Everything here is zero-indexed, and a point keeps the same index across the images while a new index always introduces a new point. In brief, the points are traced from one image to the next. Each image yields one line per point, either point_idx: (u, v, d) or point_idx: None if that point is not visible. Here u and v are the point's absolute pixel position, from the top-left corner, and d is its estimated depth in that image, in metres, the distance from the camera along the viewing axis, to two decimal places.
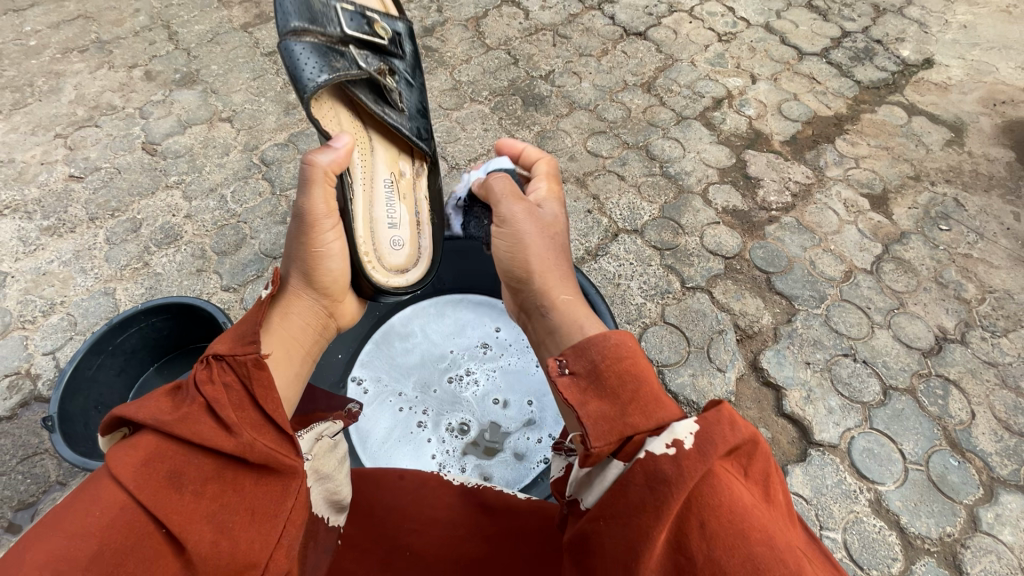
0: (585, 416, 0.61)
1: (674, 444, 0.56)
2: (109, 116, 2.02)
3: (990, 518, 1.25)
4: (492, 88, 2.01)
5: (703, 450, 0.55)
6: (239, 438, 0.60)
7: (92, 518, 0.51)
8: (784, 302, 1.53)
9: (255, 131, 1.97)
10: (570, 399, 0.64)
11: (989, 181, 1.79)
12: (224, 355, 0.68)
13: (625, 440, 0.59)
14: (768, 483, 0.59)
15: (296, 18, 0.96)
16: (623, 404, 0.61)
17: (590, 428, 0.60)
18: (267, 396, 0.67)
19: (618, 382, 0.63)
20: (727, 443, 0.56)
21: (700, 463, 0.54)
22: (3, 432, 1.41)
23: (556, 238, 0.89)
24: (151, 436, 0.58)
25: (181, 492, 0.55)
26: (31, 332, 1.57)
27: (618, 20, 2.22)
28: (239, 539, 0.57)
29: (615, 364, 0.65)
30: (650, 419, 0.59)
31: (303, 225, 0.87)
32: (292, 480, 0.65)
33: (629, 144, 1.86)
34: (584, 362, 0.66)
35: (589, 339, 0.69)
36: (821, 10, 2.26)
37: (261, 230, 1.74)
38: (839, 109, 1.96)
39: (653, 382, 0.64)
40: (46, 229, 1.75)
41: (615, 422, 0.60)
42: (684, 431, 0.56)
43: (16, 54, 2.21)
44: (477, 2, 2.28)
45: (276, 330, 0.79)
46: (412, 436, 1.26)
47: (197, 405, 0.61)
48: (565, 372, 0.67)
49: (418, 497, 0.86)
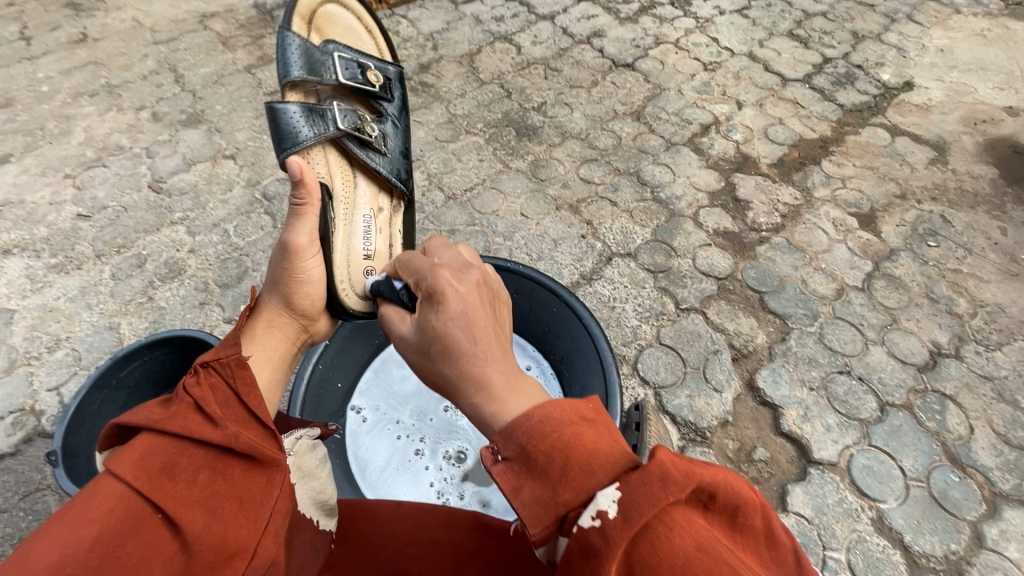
0: (519, 504, 0.50)
1: (598, 514, 0.45)
2: (117, 157, 2.09)
3: (995, 534, 1.24)
4: (487, 120, 2.09)
5: (628, 515, 0.43)
6: (225, 429, 0.59)
7: (87, 510, 0.49)
8: (777, 321, 1.56)
9: (258, 167, 2.03)
10: (503, 488, 0.52)
11: (974, 197, 1.83)
12: (210, 361, 0.68)
13: (560, 519, 0.48)
14: (740, 514, 0.45)
15: (296, 69, 1.00)
16: (556, 483, 0.49)
17: (524, 516, 0.50)
18: (251, 394, 0.67)
19: (547, 460, 0.50)
20: (656, 503, 0.43)
21: (627, 530, 0.43)
22: (7, 469, 1.42)
23: (433, 351, 0.65)
24: (144, 434, 0.56)
25: (176, 478, 0.53)
26: (36, 368, 1.59)
27: (606, 53, 2.31)
28: (231, 525, 0.54)
29: (544, 441, 0.51)
30: (581, 491, 0.48)
31: (285, 253, 0.89)
32: (277, 471, 0.63)
33: (620, 171, 1.91)
34: (515, 447, 0.53)
35: (513, 416, 0.55)
36: (801, 38, 2.35)
37: (263, 262, 1.78)
38: (824, 131, 2.02)
39: (589, 448, 0.50)
40: (53, 267, 1.80)
41: (546, 503, 0.49)
42: (607, 499, 0.45)
43: (28, 100, 2.30)
44: (471, 40, 2.39)
45: (257, 339, 0.82)
46: (410, 463, 1.27)
47: (186, 404, 0.61)
48: (499, 460, 0.53)
49: (418, 523, 0.88)
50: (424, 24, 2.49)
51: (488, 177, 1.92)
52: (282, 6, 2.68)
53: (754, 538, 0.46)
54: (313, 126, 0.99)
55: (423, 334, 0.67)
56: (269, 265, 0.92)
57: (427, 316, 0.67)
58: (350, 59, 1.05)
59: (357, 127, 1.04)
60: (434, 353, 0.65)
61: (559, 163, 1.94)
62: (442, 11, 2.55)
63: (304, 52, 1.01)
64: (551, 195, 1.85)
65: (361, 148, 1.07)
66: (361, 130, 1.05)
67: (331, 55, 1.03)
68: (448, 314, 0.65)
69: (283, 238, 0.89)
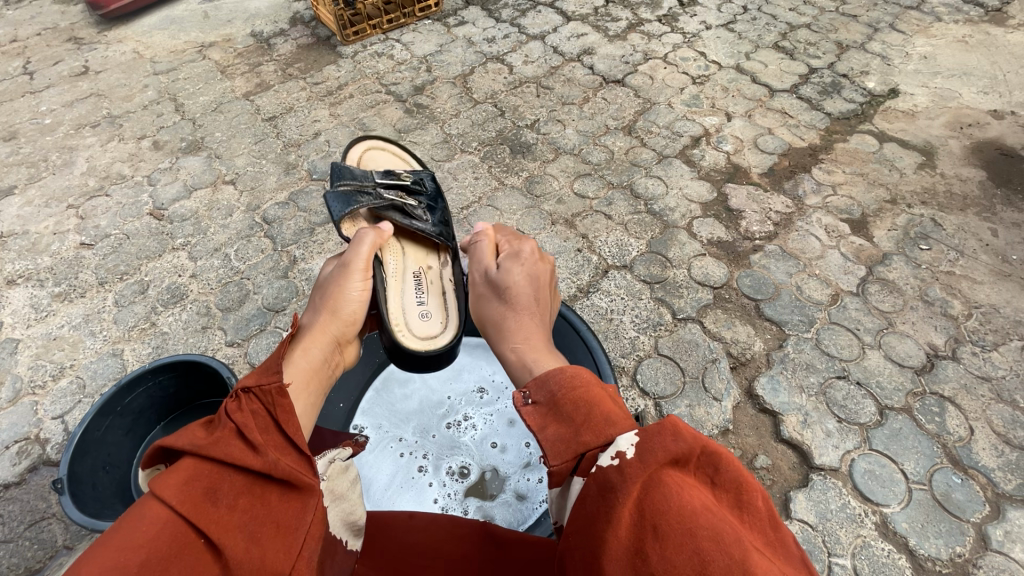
0: (543, 438, 0.66)
1: (617, 455, 0.59)
2: (119, 185, 2.13)
3: (1000, 535, 1.24)
4: (481, 139, 2.13)
5: (644, 458, 0.56)
6: (265, 457, 0.64)
7: (135, 534, 0.53)
8: (773, 328, 1.57)
9: (257, 191, 2.07)
10: (532, 424, 0.69)
11: (964, 200, 1.85)
12: (252, 387, 0.73)
13: (579, 458, 0.62)
14: (742, 492, 0.58)
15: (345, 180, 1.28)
16: (577, 427, 0.64)
17: (547, 449, 0.65)
18: (290, 421, 0.71)
19: (572, 407, 0.67)
20: (668, 451, 0.57)
21: (642, 470, 0.56)
22: (12, 499, 1.42)
23: (507, 297, 0.94)
24: (187, 459, 0.61)
25: (217, 505, 0.58)
26: (41, 397, 1.60)
27: (597, 70, 2.37)
28: (268, 551, 0.58)
29: (570, 393, 0.69)
30: (601, 436, 0.62)
31: (341, 269, 1.06)
32: (311, 496, 0.66)
33: (613, 184, 1.94)
34: (544, 393, 0.71)
35: (548, 373, 0.74)
36: (787, 50, 2.40)
37: (263, 285, 1.80)
38: (813, 140, 2.05)
39: (607, 405, 0.67)
40: (58, 296, 1.82)
41: (567, 442, 0.64)
42: (626, 443, 0.59)
43: (32, 132, 2.36)
44: (464, 62, 2.45)
45: (296, 361, 0.88)
46: (413, 481, 1.27)
47: (228, 431, 0.66)
48: (529, 402, 0.72)
49: (429, 534, 0.90)
50: (418, 47, 2.57)
51: (484, 194, 1.95)
52: (279, 34, 2.75)
53: (757, 516, 0.57)
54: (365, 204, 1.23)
55: (504, 282, 0.96)
56: (325, 287, 1.05)
57: (510, 271, 0.98)
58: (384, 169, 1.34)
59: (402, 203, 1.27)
60: (509, 300, 0.93)
61: (554, 179, 1.97)
62: (435, 34, 2.63)
63: (354, 168, 1.32)
64: (547, 210, 1.88)
65: (402, 215, 1.28)
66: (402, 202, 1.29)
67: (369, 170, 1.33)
68: (516, 273, 0.97)
69: (344, 260, 1.09)
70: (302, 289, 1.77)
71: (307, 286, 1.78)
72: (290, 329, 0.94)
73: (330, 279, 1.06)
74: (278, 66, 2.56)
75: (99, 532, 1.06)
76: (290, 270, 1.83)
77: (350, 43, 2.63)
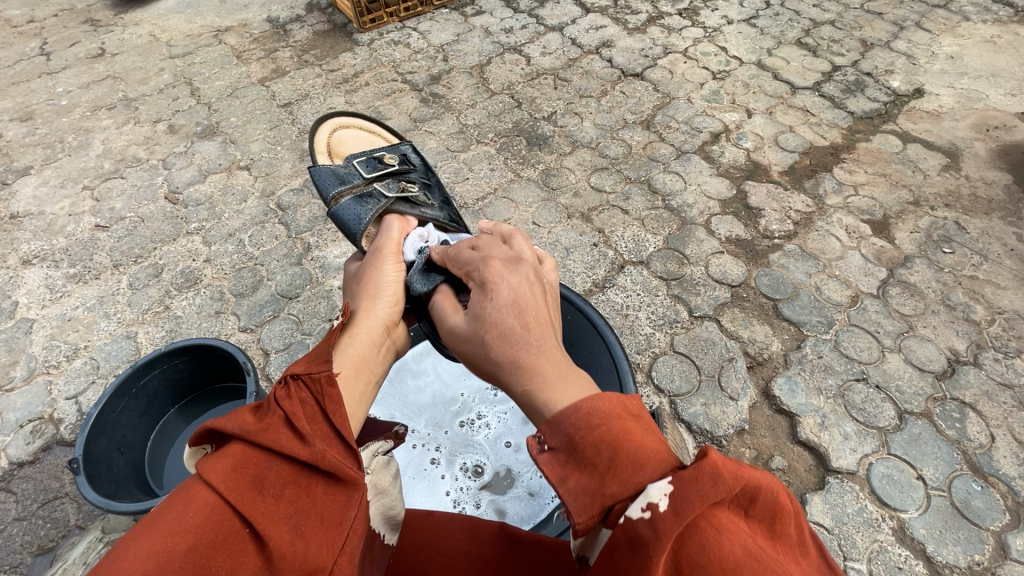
0: (564, 492, 0.57)
1: (648, 507, 0.51)
2: (135, 168, 2.13)
3: (1020, 545, 1.22)
4: (498, 130, 2.11)
5: (679, 509, 0.50)
6: (312, 446, 0.63)
7: (184, 518, 0.53)
8: (792, 328, 1.55)
9: (272, 177, 2.06)
10: (550, 476, 0.59)
11: (988, 204, 1.81)
12: (300, 374, 0.72)
13: (607, 510, 0.55)
14: (779, 519, 0.53)
15: (330, 185, 1.17)
16: (601, 475, 0.55)
17: (569, 503, 0.57)
18: (337, 411, 0.71)
19: (594, 451, 0.57)
20: (706, 498, 0.50)
21: (677, 523, 0.50)
22: (26, 477, 1.43)
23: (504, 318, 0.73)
24: (236, 443, 0.61)
25: (265, 494, 0.57)
26: (55, 377, 1.61)
27: (616, 63, 2.33)
28: (312, 544, 0.57)
29: (591, 433, 0.58)
30: (629, 486, 0.54)
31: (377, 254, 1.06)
32: (354, 492, 0.64)
33: (630, 179, 1.92)
34: (560, 437, 0.60)
35: (559, 408, 0.62)
36: (810, 46, 2.36)
37: (277, 272, 1.79)
38: (835, 139, 2.02)
39: (635, 437, 0.57)
40: (72, 277, 1.82)
41: (592, 493, 0.55)
42: (658, 493, 0.52)
43: (49, 113, 2.36)
44: (481, 52, 2.43)
45: (346, 351, 0.84)
46: (426, 472, 1.28)
47: (277, 417, 0.64)
48: (545, 449, 0.61)
49: (447, 535, 0.89)
50: (434, 36, 2.54)
51: (500, 186, 1.93)
52: (295, 20, 2.73)
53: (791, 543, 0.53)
54: (370, 204, 1.15)
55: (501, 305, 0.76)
56: (360, 276, 1.03)
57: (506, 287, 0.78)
58: (366, 159, 1.24)
59: (403, 191, 1.20)
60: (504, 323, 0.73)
61: (570, 172, 1.95)
62: (452, 24, 2.61)
63: (334, 174, 1.19)
64: (563, 204, 1.86)
65: (411, 205, 1.20)
66: (406, 191, 1.20)
67: (352, 164, 1.22)
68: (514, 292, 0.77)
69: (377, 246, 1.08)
70: (315, 277, 1.77)
71: (320, 274, 1.77)
72: (338, 317, 0.90)
73: (364, 267, 1.05)
74: (294, 52, 2.54)
75: (115, 512, 1.06)
76: (304, 257, 1.82)
77: (367, 31, 2.61)
